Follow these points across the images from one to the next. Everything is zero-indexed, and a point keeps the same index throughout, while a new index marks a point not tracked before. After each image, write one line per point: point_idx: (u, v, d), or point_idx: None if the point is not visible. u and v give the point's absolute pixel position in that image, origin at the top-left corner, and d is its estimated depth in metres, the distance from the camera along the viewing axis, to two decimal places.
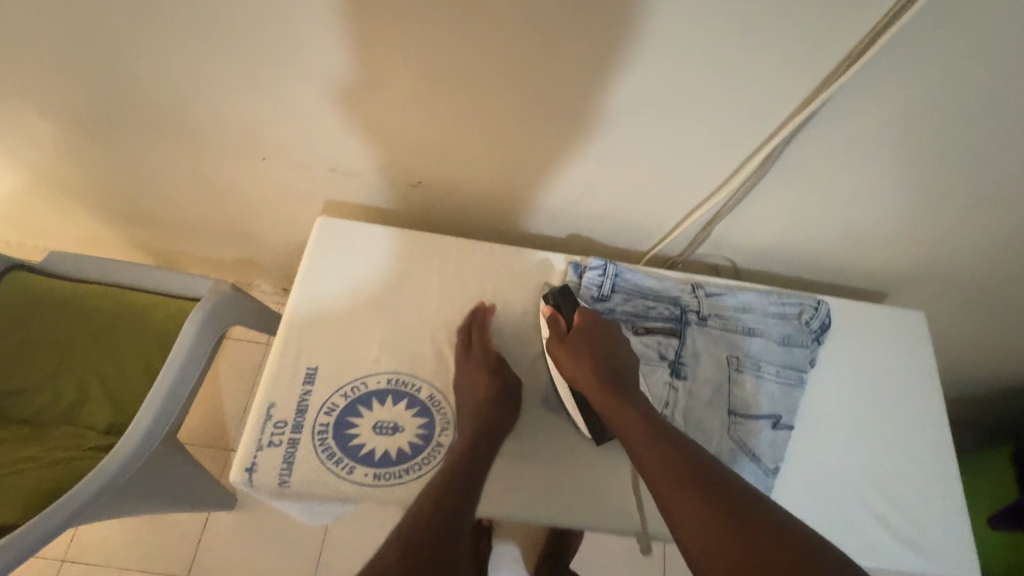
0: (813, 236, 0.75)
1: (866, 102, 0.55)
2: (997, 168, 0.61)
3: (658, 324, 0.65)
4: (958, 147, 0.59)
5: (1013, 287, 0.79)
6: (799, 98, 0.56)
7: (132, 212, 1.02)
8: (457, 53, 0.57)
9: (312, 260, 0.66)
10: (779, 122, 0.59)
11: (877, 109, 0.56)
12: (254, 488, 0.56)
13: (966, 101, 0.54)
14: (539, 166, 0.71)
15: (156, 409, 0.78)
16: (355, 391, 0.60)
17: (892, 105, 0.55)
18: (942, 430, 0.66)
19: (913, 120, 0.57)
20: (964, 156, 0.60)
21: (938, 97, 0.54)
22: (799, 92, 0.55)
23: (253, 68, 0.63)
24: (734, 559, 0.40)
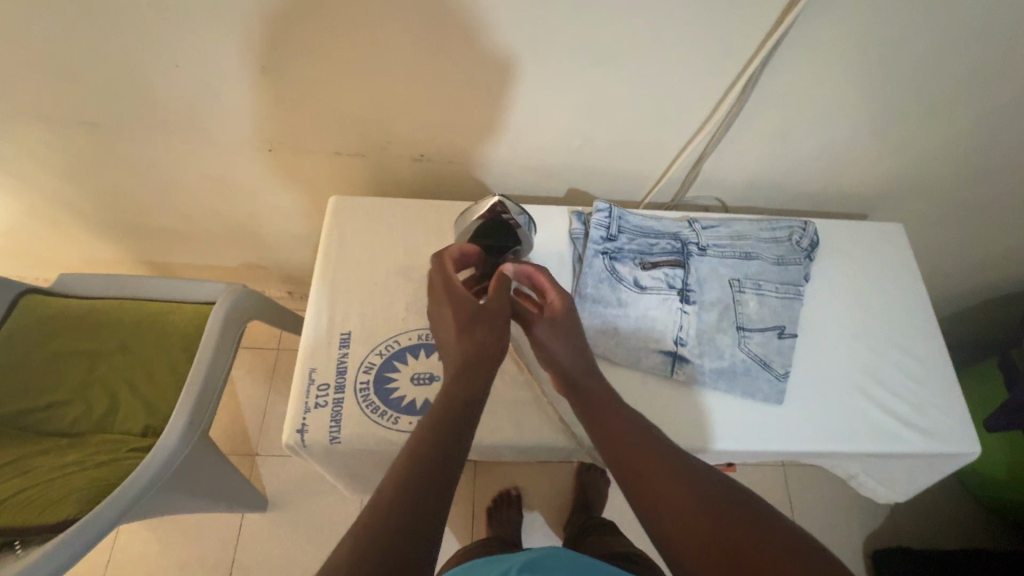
0: (791, 165, 0.81)
1: (828, 23, 0.60)
2: (955, 69, 0.66)
3: (663, 257, 0.70)
4: (912, 57, 0.65)
5: (977, 192, 0.87)
6: (769, 25, 0.61)
7: (137, 226, 1.04)
8: (448, 19, 0.60)
9: (332, 236, 0.70)
10: (752, 52, 0.64)
11: (841, 26, 0.61)
12: (307, 447, 0.59)
13: (915, 11, 0.59)
14: (534, 127, 0.75)
15: (191, 404, 0.79)
16: (390, 348, 0.64)
17: (850, 23, 0.60)
18: (931, 324, 0.72)
19: (876, 31, 0.61)
20: (925, 62, 0.65)
21: (890, 9, 0.59)
22: (769, 19, 0.60)
23: (252, 58, 0.66)
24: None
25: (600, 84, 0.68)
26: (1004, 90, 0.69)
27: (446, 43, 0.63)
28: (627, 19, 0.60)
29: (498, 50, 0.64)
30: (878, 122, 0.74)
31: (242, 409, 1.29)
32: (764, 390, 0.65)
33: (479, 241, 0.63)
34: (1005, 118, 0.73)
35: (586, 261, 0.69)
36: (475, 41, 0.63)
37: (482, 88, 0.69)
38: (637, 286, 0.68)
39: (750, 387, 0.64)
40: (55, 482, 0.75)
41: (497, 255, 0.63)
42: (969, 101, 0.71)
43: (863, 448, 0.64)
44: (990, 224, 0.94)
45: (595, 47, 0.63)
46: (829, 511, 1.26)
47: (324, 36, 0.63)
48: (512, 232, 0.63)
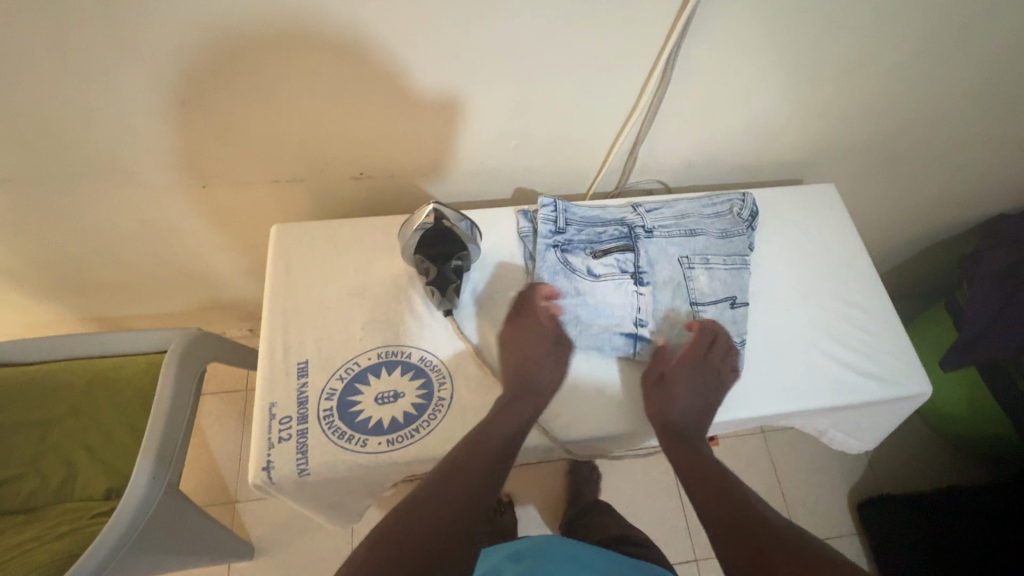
0: (723, 141, 0.84)
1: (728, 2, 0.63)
2: (856, 29, 0.70)
3: (613, 244, 0.70)
4: (812, 26, 0.68)
5: (894, 145, 0.92)
6: (673, 9, 0.63)
7: (76, 282, 0.99)
8: (360, 34, 0.60)
9: (278, 265, 0.68)
10: (664, 36, 0.66)
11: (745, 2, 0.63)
12: (275, 484, 0.57)
13: None
14: (467, 132, 0.76)
15: (152, 461, 0.75)
16: (350, 371, 0.63)
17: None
18: (871, 275, 0.75)
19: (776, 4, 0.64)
20: (828, 27, 0.69)
21: None
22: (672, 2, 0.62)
23: (169, 96, 0.65)
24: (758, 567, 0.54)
25: (526, 82, 0.69)
26: (902, 47, 0.73)
27: (364, 59, 0.63)
28: (540, 15, 0.61)
29: (419, 61, 0.64)
30: (797, 88, 0.77)
31: (215, 457, 1.24)
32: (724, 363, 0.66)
33: (428, 250, 0.62)
34: (910, 71, 0.78)
35: (538, 257, 0.69)
36: (397, 54, 0.63)
37: (411, 99, 0.69)
38: (591, 274, 0.68)
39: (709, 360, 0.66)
40: (12, 560, 0.71)
41: (444, 257, 0.63)
42: (876, 58, 0.75)
43: (825, 403, 0.66)
44: (917, 173, 0.99)
45: (514, 47, 0.64)
46: (812, 470, 1.30)
47: (240, 65, 0.62)
48: (459, 240, 0.63)
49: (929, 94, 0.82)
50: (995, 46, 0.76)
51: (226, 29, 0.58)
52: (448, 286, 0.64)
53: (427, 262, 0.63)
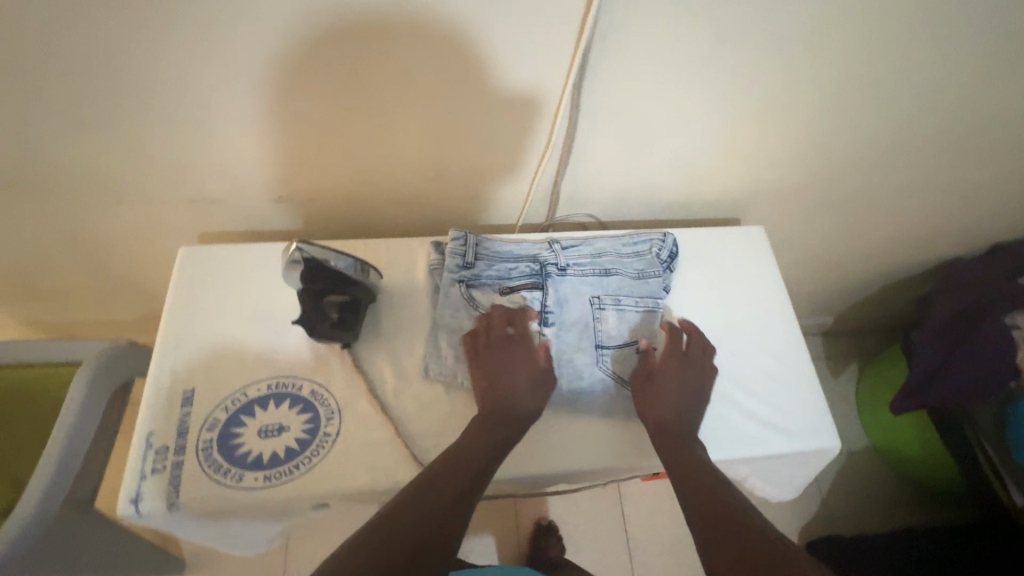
0: (649, 179, 0.84)
1: (625, 44, 0.62)
2: (767, 75, 0.69)
3: (522, 281, 0.69)
4: (719, 71, 0.68)
5: (828, 187, 0.91)
6: (570, 48, 0.62)
7: (8, 292, 0.99)
8: (250, 60, 0.60)
9: (179, 289, 0.68)
10: (566, 76, 0.65)
11: (639, 48, 0.63)
12: (143, 517, 0.56)
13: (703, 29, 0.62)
14: (383, 161, 0.75)
15: (49, 480, 0.73)
16: (236, 402, 0.61)
17: (648, 41, 0.63)
18: (789, 323, 0.74)
19: (676, 49, 0.64)
20: (733, 75, 0.68)
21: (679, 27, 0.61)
22: (568, 41, 0.61)
23: (66, 114, 0.64)
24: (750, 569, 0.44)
25: (433, 113, 0.69)
26: (817, 93, 0.73)
27: (259, 84, 0.63)
28: (431, 53, 0.61)
29: (315, 90, 0.64)
30: (715, 132, 0.77)
31: None
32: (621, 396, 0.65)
33: (304, 283, 0.61)
34: (829, 118, 0.77)
35: (444, 290, 0.68)
36: (287, 82, 0.63)
37: (317, 126, 0.69)
38: None
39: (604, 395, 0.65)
40: None
41: (317, 293, 0.61)
42: (792, 104, 0.74)
43: (726, 455, 0.64)
44: (854, 212, 0.98)
45: (410, 81, 0.64)
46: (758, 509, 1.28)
47: (133, 89, 0.62)
48: (340, 275, 0.63)
49: (856, 140, 0.82)
50: (910, 94, 0.75)
51: (110, 56, 0.58)
52: (317, 324, 0.61)
53: (303, 295, 0.62)
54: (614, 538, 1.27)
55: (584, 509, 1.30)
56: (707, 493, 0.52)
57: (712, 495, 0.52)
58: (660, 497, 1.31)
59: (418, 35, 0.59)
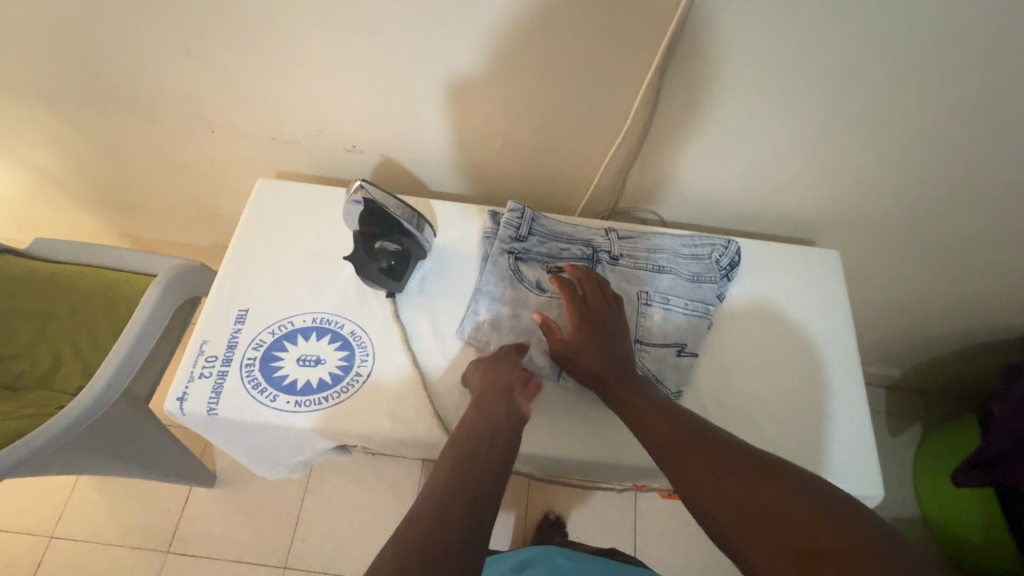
0: (721, 182, 0.80)
1: (715, 37, 0.59)
2: (869, 91, 0.63)
3: (571, 263, 0.68)
4: (813, 81, 0.63)
5: (921, 221, 0.83)
6: (658, 33, 0.60)
7: (110, 201, 1.10)
8: (344, 7, 0.62)
9: (250, 215, 0.72)
10: (649, 62, 0.63)
11: (732, 45, 0.60)
12: (185, 416, 0.60)
13: (802, 31, 0.58)
14: (454, 124, 0.77)
15: (114, 370, 0.81)
16: (282, 328, 0.65)
17: (740, 37, 0.59)
18: (850, 357, 0.69)
19: (771, 48, 0.60)
20: (830, 89, 0.64)
21: (777, 25, 0.57)
22: (656, 25, 0.59)
23: (178, 40, 0.70)
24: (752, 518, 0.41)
25: (510, 82, 0.69)
26: (925, 119, 0.66)
27: (350, 32, 0.65)
28: (516, 18, 0.61)
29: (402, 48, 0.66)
30: (801, 146, 0.72)
31: None
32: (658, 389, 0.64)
33: (361, 225, 0.63)
34: (934, 150, 0.70)
35: (492, 259, 0.68)
36: (376, 33, 0.65)
37: (397, 80, 0.71)
38: (539, 288, 0.66)
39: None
40: None
41: (368, 237, 0.64)
42: (893, 129, 0.68)
43: None
44: (947, 254, 0.90)
45: (494, 48, 0.65)
46: None
47: (237, 24, 0.66)
48: (394, 222, 0.64)
49: (962, 176, 0.74)
50: None
51: None
52: (364, 267, 0.63)
53: (358, 235, 0.64)
54: (620, 547, 1.24)
55: (595, 512, 1.28)
56: (673, 441, 0.50)
57: (680, 441, 0.49)
58: (675, 518, 1.27)
59: (506, 3, 0.59)
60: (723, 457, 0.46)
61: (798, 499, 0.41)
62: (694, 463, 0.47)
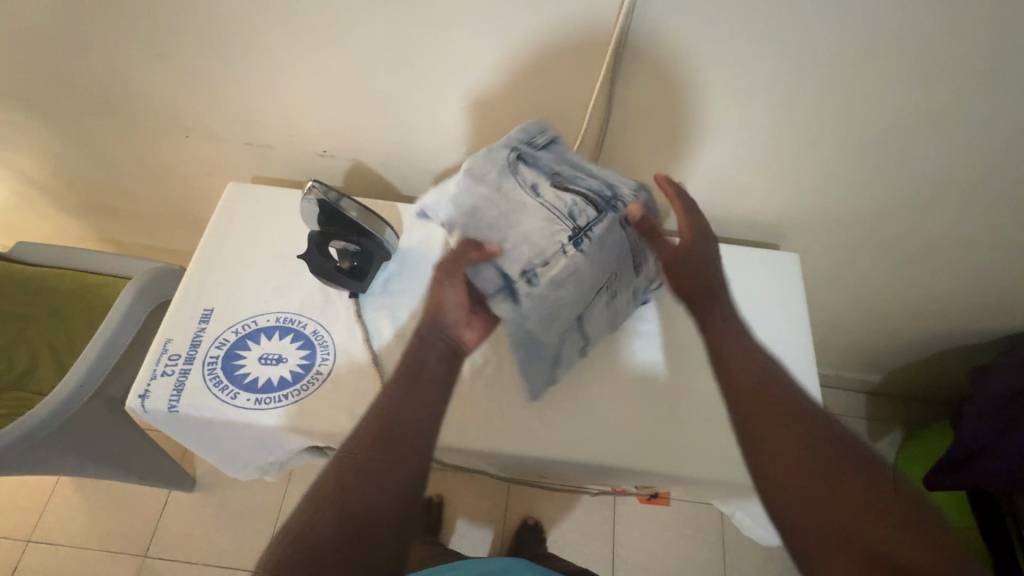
0: (683, 186, 0.82)
1: (662, 41, 0.62)
2: (813, 94, 0.66)
3: (584, 193, 0.57)
4: (759, 84, 0.65)
5: (881, 224, 0.85)
6: (607, 38, 0.62)
7: (93, 206, 1.11)
8: (305, 14, 0.65)
9: (220, 216, 0.74)
10: (601, 67, 0.65)
11: (678, 48, 0.62)
12: (146, 412, 0.61)
13: (743, 36, 0.60)
14: (421, 128, 0.79)
15: (85, 372, 0.82)
16: (245, 327, 0.66)
17: (683, 41, 0.61)
18: (804, 359, 0.71)
19: (716, 51, 0.62)
20: (777, 92, 0.66)
21: (720, 29, 0.60)
22: (605, 29, 0.61)
23: (149, 46, 0.72)
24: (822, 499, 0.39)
25: (471, 86, 0.71)
26: (870, 121, 0.68)
27: (313, 38, 0.68)
28: (471, 25, 0.63)
29: (364, 50, 0.68)
30: (756, 148, 0.74)
31: None
32: (533, 372, 0.63)
33: (320, 226, 0.66)
34: (883, 153, 0.73)
35: (501, 160, 0.58)
36: (338, 39, 0.67)
37: (362, 85, 0.73)
38: (536, 192, 0.56)
39: (522, 366, 0.63)
40: None
41: (321, 238, 0.66)
42: (841, 132, 0.70)
43: (706, 476, 0.61)
44: (911, 257, 0.91)
45: (453, 51, 0.67)
46: None
47: (205, 30, 0.69)
48: (350, 223, 0.65)
49: (915, 178, 0.76)
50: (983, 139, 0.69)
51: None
52: (320, 267, 0.66)
53: (315, 236, 0.67)
54: (600, 553, 1.24)
55: (575, 517, 1.28)
56: (752, 390, 0.50)
57: (755, 403, 0.49)
58: (654, 522, 1.27)
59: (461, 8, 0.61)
60: (794, 423, 0.45)
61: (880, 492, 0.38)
62: (760, 425, 0.47)
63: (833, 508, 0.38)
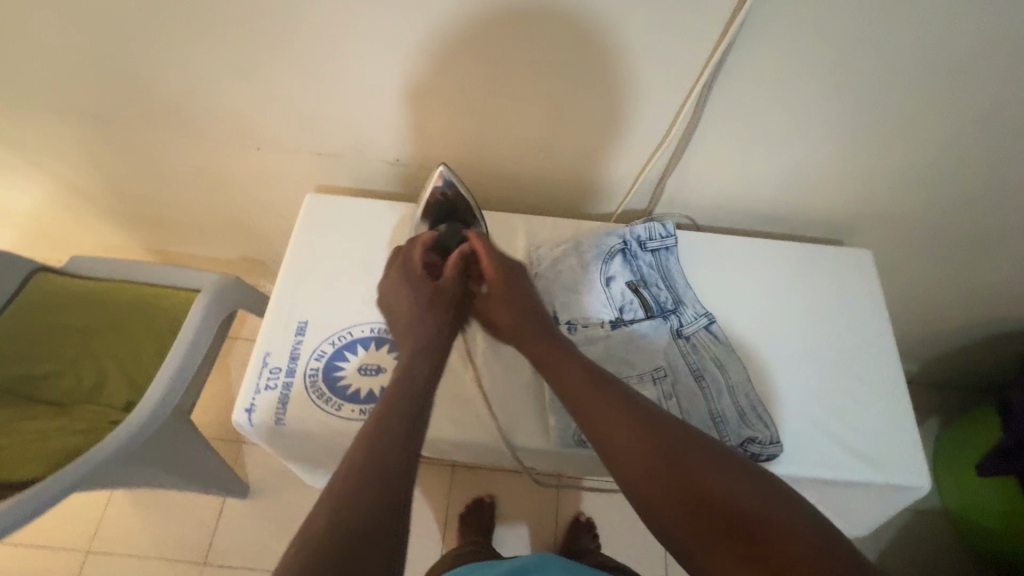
0: (756, 186, 0.83)
1: (766, 52, 0.62)
2: (909, 100, 0.66)
3: (648, 300, 0.68)
4: (856, 90, 0.66)
5: (950, 223, 0.86)
6: (707, 51, 0.63)
7: (145, 217, 1.11)
8: (401, 33, 0.65)
9: (302, 228, 0.75)
10: (695, 79, 0.66)
11: (779, 59, 0.63)
12: (253, 426, 0.62)
13: (849, 46, 0.60)
14: (499, 137, 0.79)
15: (165, 386, 0.82)
16: (342, 339, 0.67)
17: (789, 51, 0.62)
18: (887, 356, 0.74)
19: (818, 61, 0.62)
20: (871, 98, 0.66)
21: (828, 39, 0.60)
22: (707, 42, 0.62)
23: (233, 62, 0.72)
24: (682, 509, 0.42)
25: (556, 99, 0.71)
26: (961, 127, 0.69)
27: (405, 54, 0.68)
28: (567, 41, 0.63)
29: (454, 62, 0.68)
30: (837, 150, 0.75)
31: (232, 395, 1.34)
32: (561, 430, 0.61)
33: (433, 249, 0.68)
34: (966, 156, 0.73)
35: (608, 250, 0.70)
36: (429, 53, 0.67)
37: (445, 99, 0.73)
38: (607, 282, 0.69)
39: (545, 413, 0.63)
40: (32, 444, 0.80)
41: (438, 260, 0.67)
42: (927, 137, 0.71)
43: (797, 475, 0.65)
44: (976, 254, 0.92)
45: (541, 62, 0.66)
46: None
47: (296, 49, 0.68)
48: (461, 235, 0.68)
49: (993, 180, 0.77)
50: None
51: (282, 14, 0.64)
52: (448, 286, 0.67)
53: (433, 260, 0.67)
54: (650, 547, 1.26)
55: (623, 511, 1.30)
56: (593, 417, 0.51)
57: (603, 419, 0.50)
58: None
59: (560, 25, 0.61)
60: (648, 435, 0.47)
61: (726, 490, 0.42)
62: (618, 437, 0.48)
63: (691, 519, 0.42)
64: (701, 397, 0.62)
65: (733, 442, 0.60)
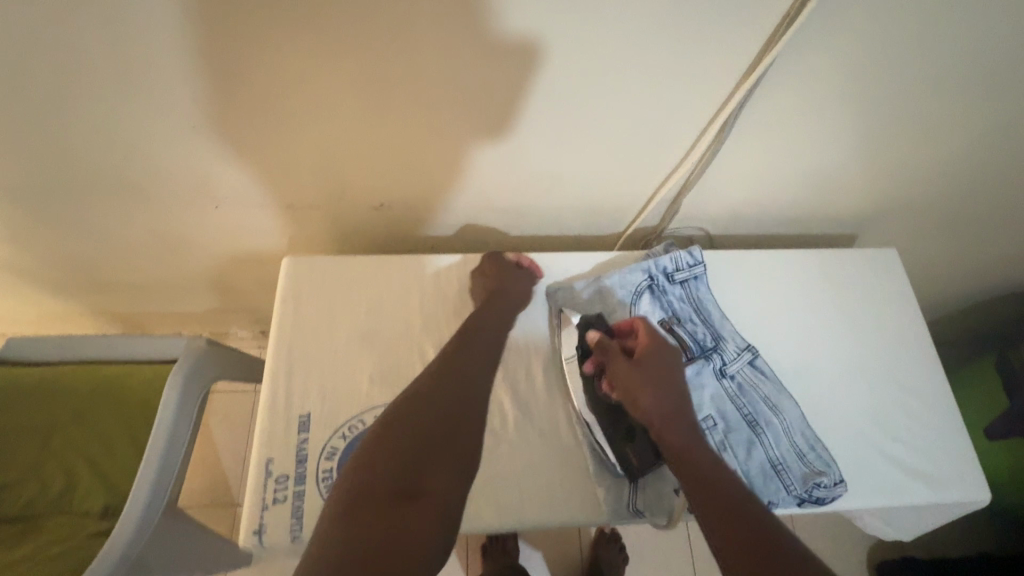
0: (773, 192, 0.78)
1: (810, 54, 0.58)
2: (946, 90, 0.63)
3: (686, 339, 0.63)
4: (894, 86, 0.62)
5: (961, 208, 0.84)
6: (748, 58, 0.57)
7: (89, 285, 0.97)
8: (393, 72, 0.56)
9: (286, 301, 0.65)
10: (729, 90, 0.61)
11: (823, 59, 0.58)
12: (266, 549, 0.53)
13: (897, 41, 0.57)
14: (500, 171, 0.71)
15: (147, 492, 0.72)
16: (354, 430, 0.59)
17: (836, 50, 0.57)
18: (923, 359, 0.71)
19: (859, 61, 0.59)
20: (911, 90, 0.63)
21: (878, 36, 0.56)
22: (746, 50, 0.56)
23: (184, 119, 0.60)
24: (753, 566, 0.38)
25: (570, 126, 0.64)
26: (990, 113, 0.67)
27: (396, 95, 0.59)
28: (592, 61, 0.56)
29: (457, 101, 0.60)
30: (864, 146, 0.71)
31: (218, 458, 1.22)
32: (614, 501, 0.57)
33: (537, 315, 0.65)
34: (987, 142, 0.72)
35: (634, 289, 0.66)
36: (425, 91, 0.58)
37: (440, 137, 0.65)
38: None
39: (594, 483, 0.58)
40: None
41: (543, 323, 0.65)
42: (956, 126, 0.69)
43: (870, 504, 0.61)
44: (983, 235, 0.91)
45: (560, 89, 0.59)
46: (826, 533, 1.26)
47: (266, 99, 0.58)
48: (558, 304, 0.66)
49: (1008, 164, 0.76)
50: None
51: (248, 62, 0.54)
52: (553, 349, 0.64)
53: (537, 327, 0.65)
54: (678, 552, 1.24)
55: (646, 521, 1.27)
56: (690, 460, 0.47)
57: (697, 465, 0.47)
58: None
59: (583, 47, 0.54)
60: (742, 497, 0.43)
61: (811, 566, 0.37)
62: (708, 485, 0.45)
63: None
64: (756, 445, 0.58)
65: (797, 490, 0.56)
